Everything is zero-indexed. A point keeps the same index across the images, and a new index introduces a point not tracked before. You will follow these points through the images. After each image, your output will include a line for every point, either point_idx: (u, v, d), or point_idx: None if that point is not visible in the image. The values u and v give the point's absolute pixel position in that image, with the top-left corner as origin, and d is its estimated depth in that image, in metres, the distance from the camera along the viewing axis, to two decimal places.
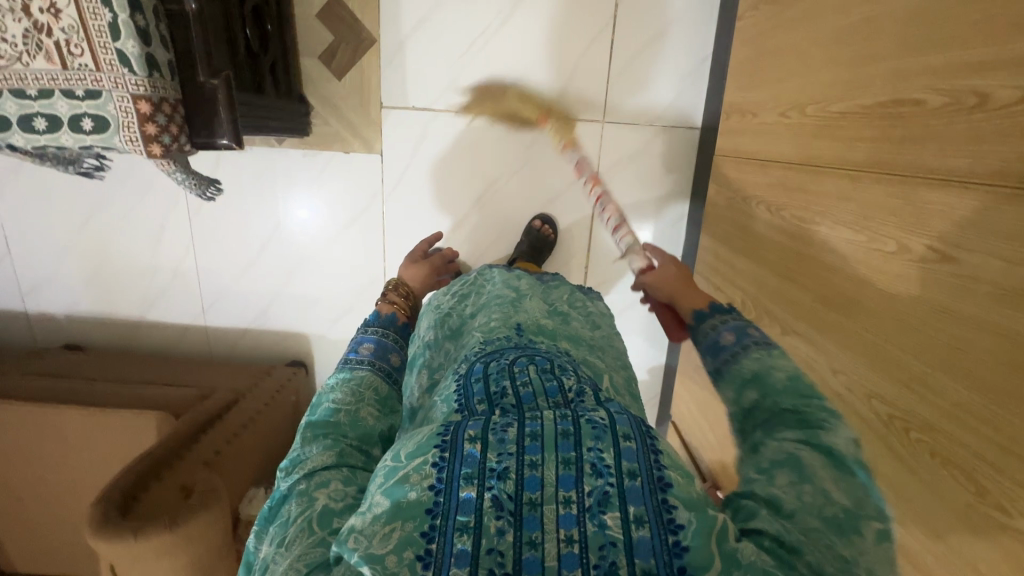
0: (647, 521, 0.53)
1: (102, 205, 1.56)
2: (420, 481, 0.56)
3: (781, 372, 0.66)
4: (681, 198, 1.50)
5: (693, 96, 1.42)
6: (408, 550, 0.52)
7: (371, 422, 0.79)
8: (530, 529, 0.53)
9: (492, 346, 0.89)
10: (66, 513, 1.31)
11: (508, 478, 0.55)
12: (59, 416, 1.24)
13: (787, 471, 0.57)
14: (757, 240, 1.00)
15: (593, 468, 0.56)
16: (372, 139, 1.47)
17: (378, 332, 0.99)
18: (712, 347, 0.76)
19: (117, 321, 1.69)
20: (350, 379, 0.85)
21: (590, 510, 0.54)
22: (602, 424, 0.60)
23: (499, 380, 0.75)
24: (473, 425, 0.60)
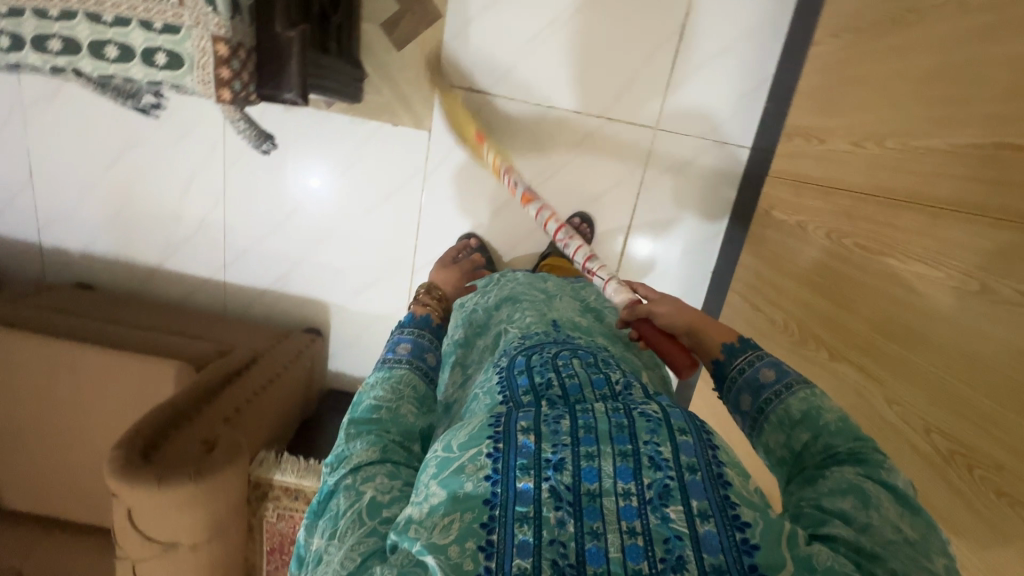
0: (711, 516, 0.52)
1: (136, 145, 1.52)
2: (476, 472, 0.55)
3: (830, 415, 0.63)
4: (719, 217, 1.50)
5: (748, 116, 1.42)
6: (469, 541, 0.50)
7: (412, 419, 0.78)
8: (590, 521, 0.52)
9: (531, 341, 0.86)
10: (66, 455, 1.27)
11: (565, 470, 0.55)
12: (75, 353, 1.21)
13: (853, 495, 0.55)
14: (813, 264, 1.01)
15: (651, 461, 0.56)
16: (422, 115, 1.45)
17: (414, 331, 0.98)
18: (751, 387, 0.70)
19: (133, 266, 1.65)
20: (390, 377, 0.83)
21: (652, 502, 0.53)
22: (656, 418, 0.60)
23: (542, 372, 0.73)
24: (524, 417, 0.60)
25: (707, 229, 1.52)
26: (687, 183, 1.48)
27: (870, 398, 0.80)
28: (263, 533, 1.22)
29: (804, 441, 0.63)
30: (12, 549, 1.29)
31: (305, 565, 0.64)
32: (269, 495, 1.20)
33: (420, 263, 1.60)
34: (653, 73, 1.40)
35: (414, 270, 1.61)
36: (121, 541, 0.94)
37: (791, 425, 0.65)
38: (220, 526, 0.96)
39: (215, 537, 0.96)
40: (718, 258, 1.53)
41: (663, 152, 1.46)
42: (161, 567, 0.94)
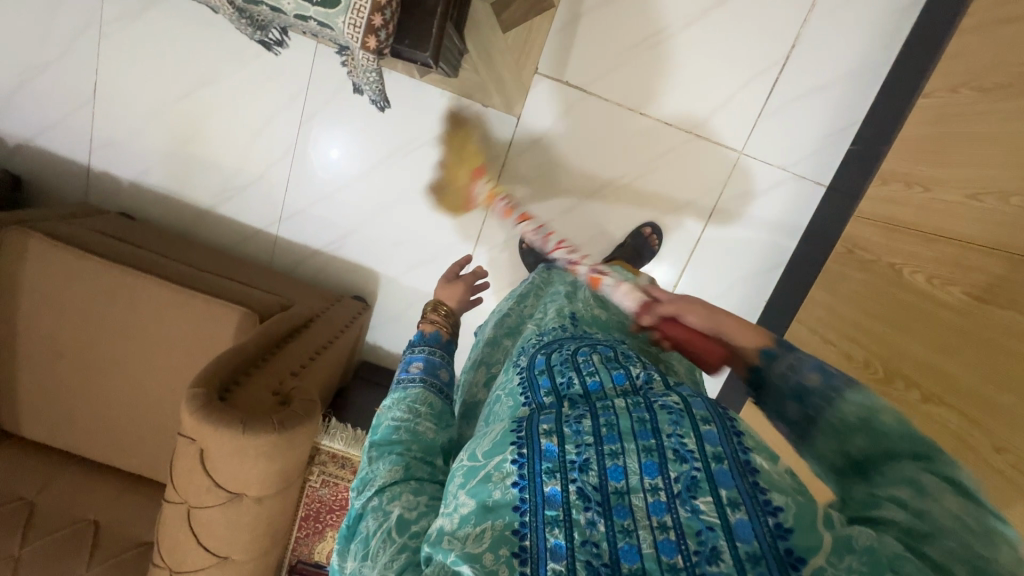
0: (742, 504, 0.50)
1: (213, 81, 1.47)
2: (503, 479, 0.54)
3: (889, 412, 0.50)
4: (784, 250, 1.52)
5: (829, 157, 1.45)
6: (503, 547, 0.50)
7: (433, 435, 0.73)
8: (620, 519, 0.50)
9: (548, 337, 0.79)
10: (102, 387, 1.21)
11: (590, 470, 0.53)
12: (134, 283, 1.16)
13: (907, 484, 0.46)
14: (905, 306, 1.03)
15: (675, 454, 0.54)
16: (514, 101, 1.45)
17: (426, 349, 0.90)
18: (795, 393, 0.57)
19: (183, 204, 1.59)
20: (404, 397, 0.77)
21: (680, 496, 0.51)
22: (677, 408, 0.58)
23: (563, 370, 0.67)
24: (546, 419, 0.58)
25: (772, 259, 1.53)
26: (760, 211, 1.50)
27: (971, 444, 0.83)
28: (302, 497, 1.18)
29: (864, 452, 0.50)
30: (25, 478, 1.22)
31: None
32: (316, 459, 1.17)
33: (480, 249, 1.58)
34: (749, 98, 1.42)
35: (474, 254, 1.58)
36: (181, 485, 0.89)
37: (844, 431, 0.52)
38: (285, 483, 0.92)
39: (278, 492, 0.92)
40: (774, 290, 1.55)
41: (743, 176, 1.48)
42: (219, 517, 0.89)
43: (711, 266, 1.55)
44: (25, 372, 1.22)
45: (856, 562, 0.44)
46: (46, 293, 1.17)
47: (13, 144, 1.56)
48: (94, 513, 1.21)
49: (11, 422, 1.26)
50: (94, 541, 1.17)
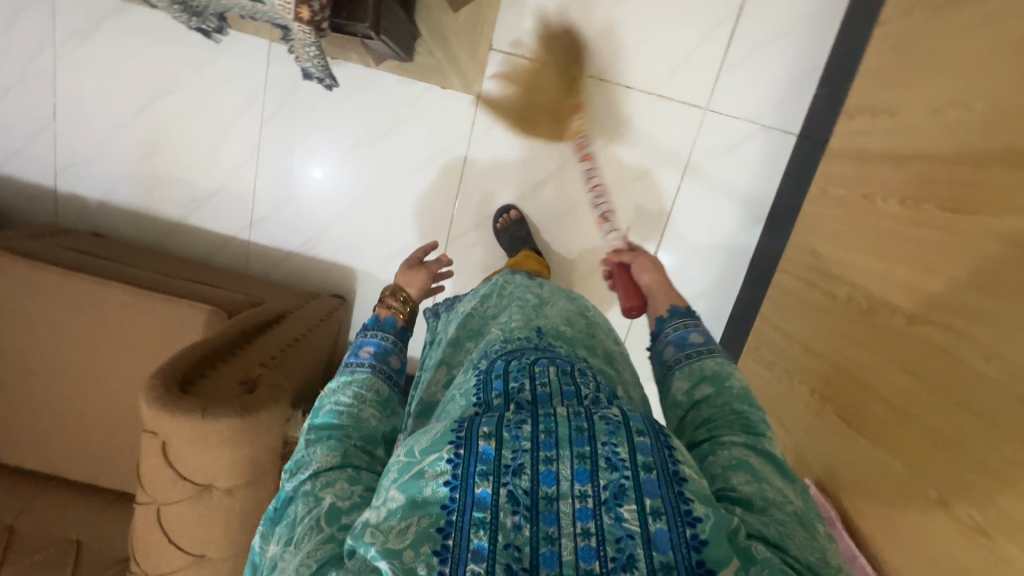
0: (664, 514, 0.50)
1: (170, 91, 1.47)
2: (435, 477, 0.53)
3: (734, 378, 0.73)
4: (761, 204, 1.50)
5: (797, 105, 1.43)
6: (425, 545, 0.48)
7: (375, 423, 0.76)
8: (546, 526, 0.49)
9: (512, 344, 0.80)
10: (76, 403, 1.18)
11: (523, 475, 0.52)
12: (97, 290, 1.13)
13: (745, 468, 0.60)
14: (882, 233, 1.00)
15: (607, 462, 0.53)
16: (472, 80, 1.44)
17: (380, 333, 0.90)
18: (678, 341, 0.80)
19: (151, 218, 1.57)
20: (351, 381, 0.79)
21: (607, 503, 0.51)
22: (615, 421, 0.57)
23: (517, 376, 0.69)
24: (487, 421, 0.56)
25: (751, 215, 1.51)
26: (732, 167, 1.48)
27: (959, 355, 0.78)
28: None
29: (708, 395, 0.72)
30: (6, 505, 1.19)
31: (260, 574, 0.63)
32: None
33: (454, 234, 1.56)
34: (708, 54, 1.41)
35: (448, 239, 1.56)
36: (150, 483, 0.86)
37: (700, 377, 0.74)
38: (259, 472, 0.89)
39: (250, 483, 0.88)
40: (757, 246, 1.52)
41: (711, 133, 1.46)
42: (190, 511, 0.86)
43: (690, 229, 1.52)
44: None
45: None
46: (8, 309, 1.15)
47: None
48: (77, 533, 1.18)
49: None
50: (77, 560, 1.13)
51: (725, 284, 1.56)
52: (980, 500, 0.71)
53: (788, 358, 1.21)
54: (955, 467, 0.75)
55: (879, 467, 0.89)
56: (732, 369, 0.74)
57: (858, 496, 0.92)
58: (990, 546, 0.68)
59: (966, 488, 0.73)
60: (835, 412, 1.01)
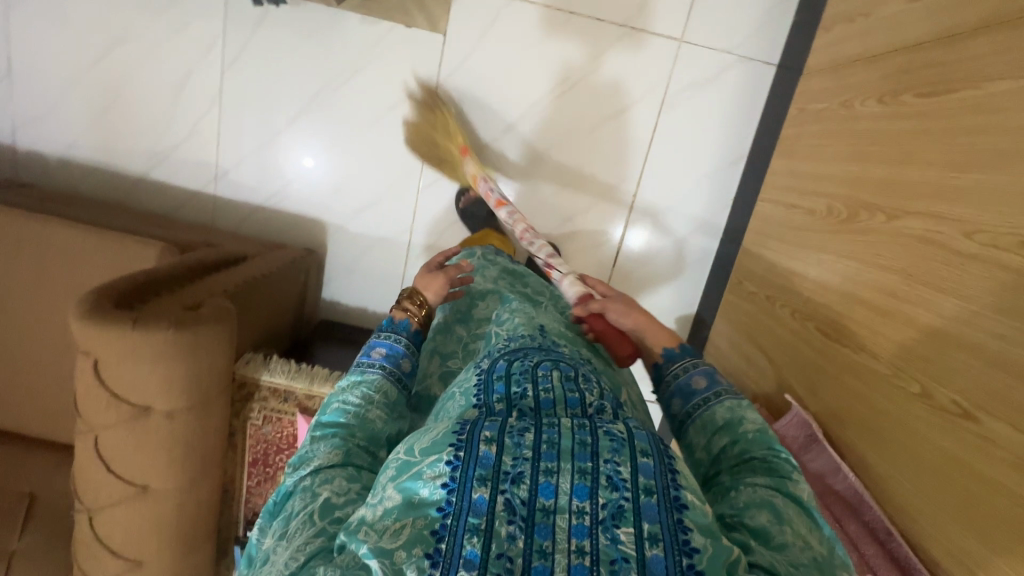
0: (661, 540, 0.54)
1: (126, 39, 1.42)
2: (434, 478, 0.57)
3: (747, 424, 0.71)
4: (740, 141, 1.46)
5: (775, 35, 1.38)
6: (418, 547, 0.53)
7: (381, 425, 0.76)
8: (540, 538, 0.54)
9: (516, 344, 0.82)
10: (23, 350, 1.13)
11: (522, 484, 0.56)
12: (43, 227, 1.09)
13: (766, 509, 0.60)
14: (859, 136, 0.95)
15: (608, 481, 0.57)
16: (437, 18, 1.38)
17: (393, 335, 0.88)
18: (682, 391, 0.79)
19: (113, 173, 1.52)
20: (361, 383, 0.80)
21: (603, 523, 0.55)
22: (620, 437, 0.61)
23: (520, 380, 0.71)
24: (490, 426, 0.61)
25: (729, 153, 1.46)
26: (709, 103, 1.43)
27: (942, 239, 0.73)
28: (246, 439, 1.09)
29: (723, 445, 0.71)
30: None
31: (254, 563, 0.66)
32: (257, 396, 1.07)
33: (425, 183, 1.51)
34: None
35: (419, 188, 1.51)
36: (86, 407, 0.81)
37: (713, 429, 0.72)
38: (202, 397, 0.84)
39: (193, 408, 0.83)
40: (738, 185, 1.49)
41: (687, 66, 1.41)
42: (128, 436, 0.81)
43: (669, 170, 1.48)
44: None
45: None
46: None
47: None
48: (30, 486, 1.12)
49: None
50: (27, 513, 1.08)
51: (708, 226, 1.52)
52: (963, 383, 0.66)
53: (769, 286, 1.15)
54: (940, 354, 0.70)
55: (858, 371, 0.84)
56: (744, 413, 0.72)
57: (837, 408, 0.86)
58: (977, 430, 0.63)
59: (951, 374, 0.68)
60: (815, 327, 0.96)
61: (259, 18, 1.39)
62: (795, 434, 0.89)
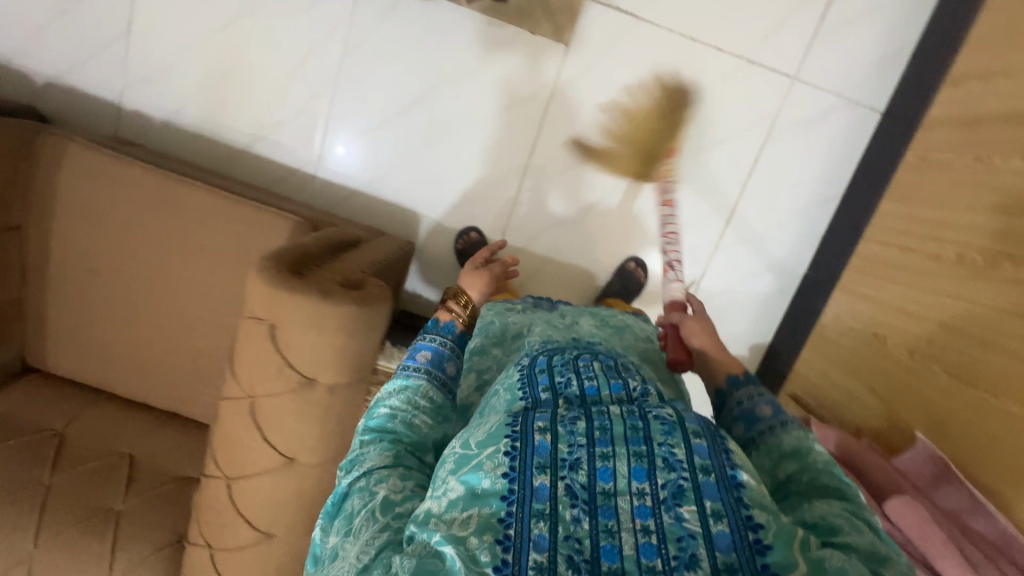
0: (725, 517, 0.57)
1: (251, 12, 1.42)
2: (493, 469, 0.60)
3: (816, 452, 0.74)
4: (838, 178, 1.49)
5: (885, 80, 1.42)
6: (488, 534, 0.55)
7: (427, 430, 0.77)
8: (605, 519, 0.56)
9: (553, 344, 0.85)
10: (139, 309, 1.12)
11: (580, 470, 0.60)
12: (180, 189, 1.08)
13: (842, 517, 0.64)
14: (999, 190, 0.99)
15: (665, 462, 0.60)
16: (563, 27, 1.40)
17: (437, 338, 0.90)
18: (747, 418, 0.81)
19: (216, 142, 1.52)
20: (405, 387, 0.81)
21: (666, 503, 0.58)
22: (670, 421, 0.64)
23: (563, 371, 0.73)
24: (541, 417, 0.64)
25: (825, 190, 1.51)
26: (813, 141, 1.47)
27: None
28: None
29: (791, 471, 0.72)
30: (52, 411, 1.12)
31: (321, 562, 0.67)
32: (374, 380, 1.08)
33: (526, 186, 1.53)
34: (803, 22, 1.40)
35: (520, 190, 1.53)
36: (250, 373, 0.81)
37: (780, 455, 0.75)
38: (359, 370, 0.85)
39: (351, 385, 0.84)
40: (830, 220, 1.52)
41: (798, 103, 1.45)
42: (289, 406, 0.81)
43: (765, 199, 1.52)
44: (53, 292, 1.12)
45: None
46: (77, 200, 1.07)
47: (40, 83, 1.48)
48: (129, 447, 1.11)
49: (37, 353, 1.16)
50: (130, 472, 1.06)
51: (799, 254, 1.56)
52: None
53: (878, 323, 1.19)
54: None
55: (997, 416, 0.87)
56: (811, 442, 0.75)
57: (973, 451, 0.90)
58: None
59: None
60: (944, 370, 0.99)
61: (387, 8, 1.41)
62: (920, 470, 0.94)
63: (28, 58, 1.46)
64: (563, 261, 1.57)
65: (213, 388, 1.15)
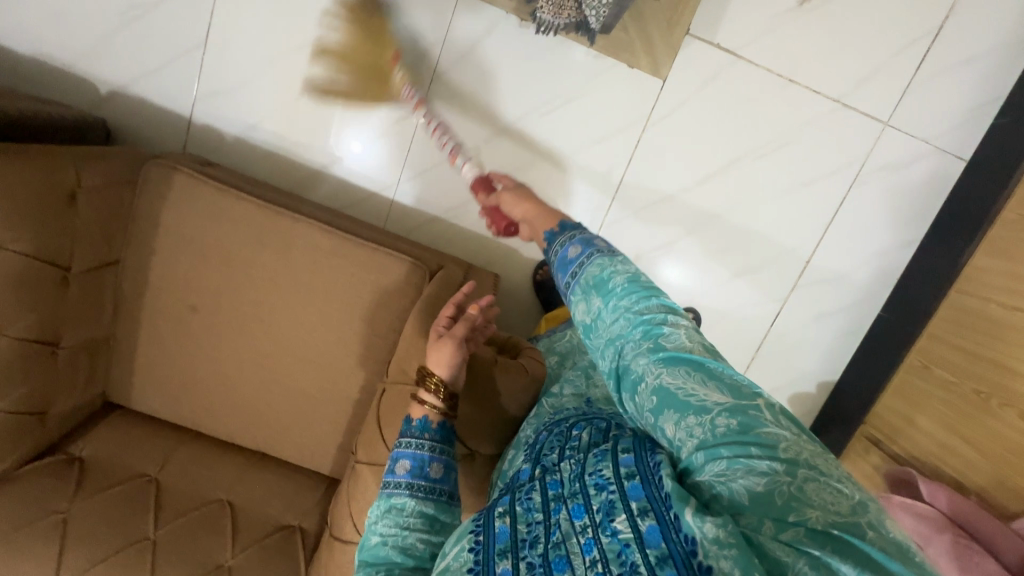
0: (651, 510, 0.52)
1: (338, 29, 1.36)
2: (460, 568, 0.59)
3: (613, 279, 0.65)
4: (919, 226, 1.49)
5: (972, 131, 1.43)
6: None
7: (424, 544, 0.69)
8: (561, 573, 0.53)
9: (559, 415, 0.82)
10: (236, 350, 1.07)
11: (538, 542, 0.58)
12: (294, 228, 1.04)
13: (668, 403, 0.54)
14: None
15: (596, 487, 0.58)
16: (661, 63, 1.36)
17: (414, 440, 0.78)
18: (561, 266, 0.71)
19: (290, 163, 1.46)
20: (389, 512, 0.71)
21: (602, 523, 0.54)
22: (601, 449, 0.63)
23: (546, 447, 0.74)
24: (501, 503, 0.65)
25: (905, 235, 1.50)
26: (896, 185, 1.47)
27: None
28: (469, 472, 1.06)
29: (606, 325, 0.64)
30: (143, 455, 1.09)
31: None
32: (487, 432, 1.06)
33: (609, 220, 1.51)
34: (899, 70, 1.40)
35: (603, 223, 1.51)
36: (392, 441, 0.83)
37: (587, 298, 0.66)
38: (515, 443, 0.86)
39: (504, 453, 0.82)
40: (906, 267, 1.52)
41: (887, 148, 1.45)
42: None
43: (847, 241, 1.51)
44: (148, 329, 1.08)
45: (722, 545, 0.46)
46: (177, 233, 1.04)
47: (104, 92, 1.40)
48: (226, 493, 1.07)
49: (123, 389, 1.11)
50: (232, 521, 1.03)
51: (873, 298, 1.55)
52: None
53: (981, 381, 1.24)
54: None
55: None
56: (606, 272, 0.66)
57: None
58: None
59: None
60: None
61: (484, 32, 1.36)
62: None
63: (93, 65, 1.38)
64: None
65: (314, 433, 1.10)
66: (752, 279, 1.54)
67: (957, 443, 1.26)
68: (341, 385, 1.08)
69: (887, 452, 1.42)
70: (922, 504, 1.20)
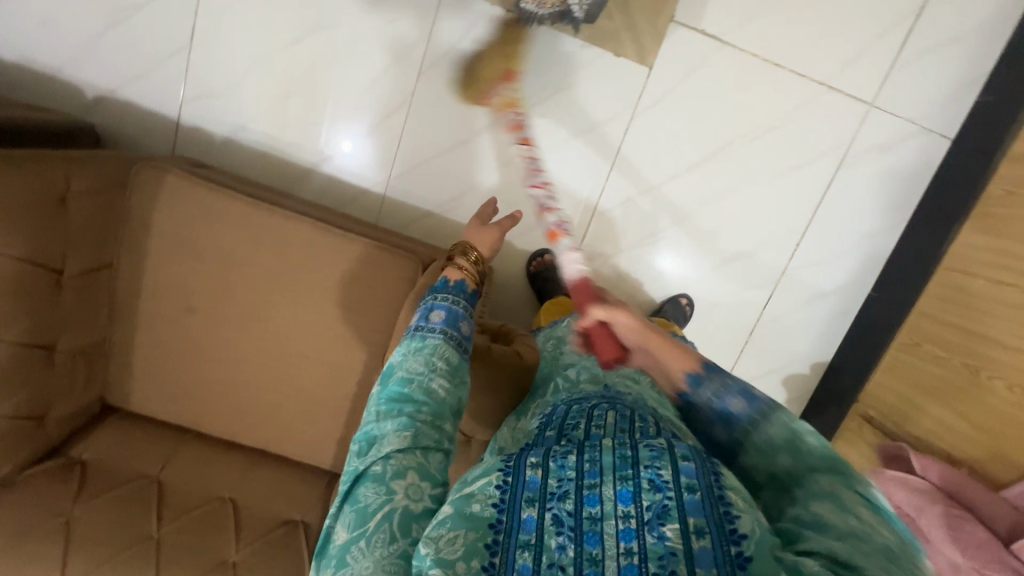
0: (708, 532, 0.53)
1: (324, 27, 1.36)
2: (485, 498, 0.59)
3: (804, 432, 0.64)
4: (907, 205, 1.51)
5: (957, 109, 1.44)
6: (475, 559, 0.53)
7: (445, 394, 0.70)
8: (589, 547, 0.55)
9: (580, 393, 0.83)
10: (234, 348, 1.08)
11: (568, 499, 0.58)
12: (287, 224, 1.05)
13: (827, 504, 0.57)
14: None
15: (651, 484, 0.58)
16: (648, 52, 1.37)
17: (450, 296, 0.81)
18: (722, 416, 0.69)
19: (280, 162, 1.46)
20: (421, 349, 0.73)
21: (649, 523, 0.55)
22: (660, 446, 0.63)
23: (575, 419, 0.73)
24: (534, 454, 0.64)
25: (893, 214, 1.52)
26: (884, 165, 1.48)
27: None
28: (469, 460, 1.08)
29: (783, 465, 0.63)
30: (144, 456, 1.10)
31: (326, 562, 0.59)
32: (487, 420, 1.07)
33: (601, 208, 1.52)
34: (882, 53, 1.41)
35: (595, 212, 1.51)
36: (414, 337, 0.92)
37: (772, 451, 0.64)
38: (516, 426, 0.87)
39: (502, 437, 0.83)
40: (895, 246, 1.53)
41: (873, 129, 1.46)
42: None
43: (836, 221, 1.52)
44: (145, 330, 1.09)
45: None
46: (169, 233, 1.05)
47: (91, 96, 1.40)
48: (229, 490, 1.09)
49: (122, 390, 1.12)
50: (237, 519, 1.05)
51: (863, 278, 1.56)
52: None
53: (970, 354, 1.26)
54: None
55: None
56: (796, 426, 0.65)
57: None
58: None
59: None
60: None
61: (469, 25, 1.36)
62: None
63: (80, 69, 1.38)
64: (631, 286, 1.59)
65: (314, 428, 1.11)
66: (744, 263, 1.56)
67: (948, 416, 1.28)
68: (340, 379, 1.09)
69: (881, 429, 1.44)
70: (914, 478, 1.23)
